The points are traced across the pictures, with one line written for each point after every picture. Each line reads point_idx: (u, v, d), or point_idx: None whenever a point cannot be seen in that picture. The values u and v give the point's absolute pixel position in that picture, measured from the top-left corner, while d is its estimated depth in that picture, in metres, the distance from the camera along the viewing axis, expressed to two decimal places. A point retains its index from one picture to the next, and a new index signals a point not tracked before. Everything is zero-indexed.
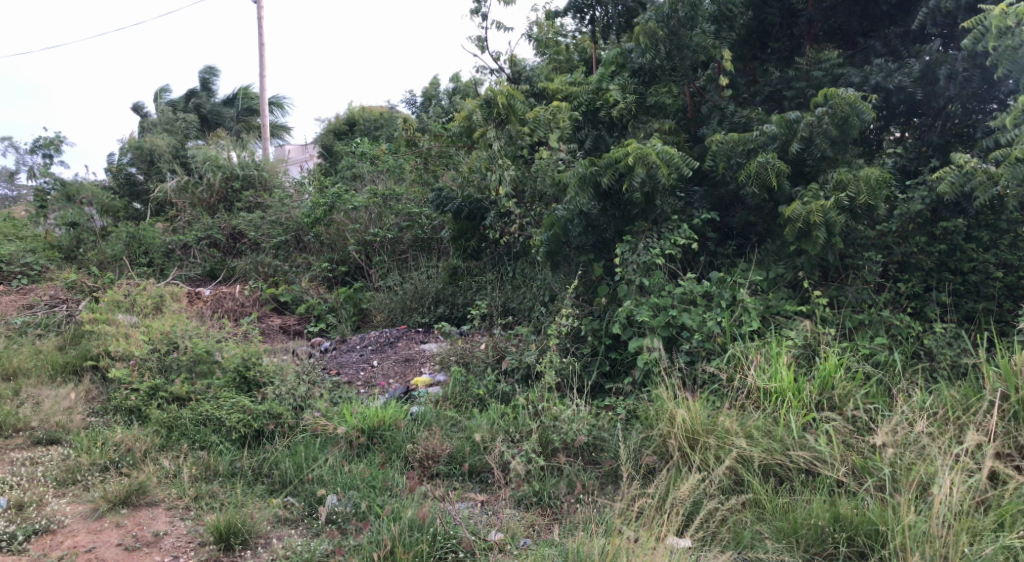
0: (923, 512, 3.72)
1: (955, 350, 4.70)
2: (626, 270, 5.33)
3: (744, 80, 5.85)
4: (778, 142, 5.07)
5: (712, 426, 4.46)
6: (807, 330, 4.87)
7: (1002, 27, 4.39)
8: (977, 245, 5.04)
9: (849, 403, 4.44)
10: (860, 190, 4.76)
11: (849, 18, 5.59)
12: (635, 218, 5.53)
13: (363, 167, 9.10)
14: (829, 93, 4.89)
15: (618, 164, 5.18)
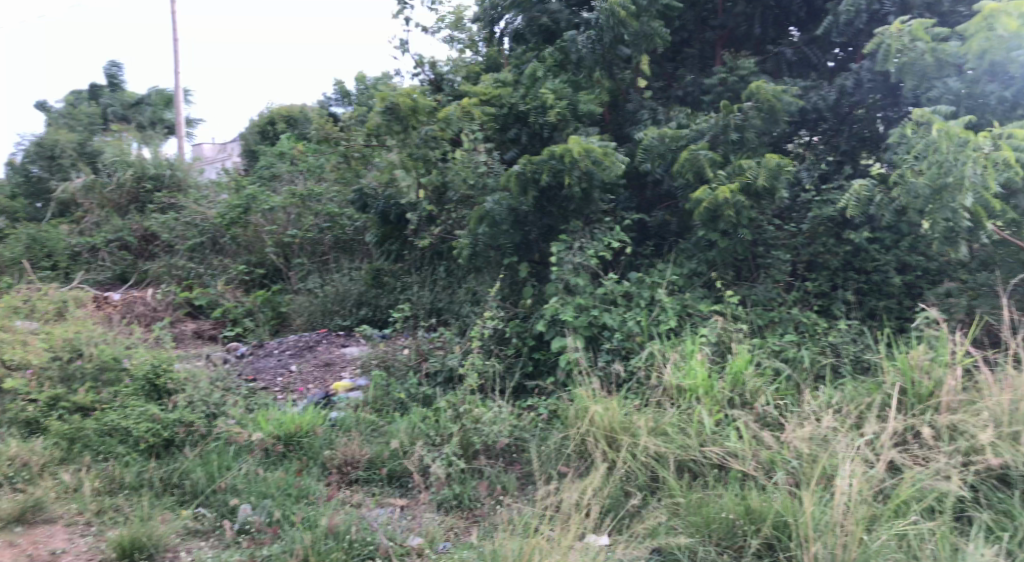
0: (826, 503, 3.85)
1: (858, 346, 4.88)
2: (562, 269, 5.28)
3: (659, 83, 5.93)
4: (707, 136, 5.15)
5: (629, 423, 4.53)
6: (721, 327, 4.99)
7: (899, 45, 4.70)
8: (880, 246, 5.19)
9: (759, 398, 4.57)
10: (759, 175, 4.84)
11: (760, 24, 5.72)
12: (569, 216, 5.51)
13: (282, 166, 8.88)
14: (756, 85, 4.97)
15: (555, 160, 5.11)
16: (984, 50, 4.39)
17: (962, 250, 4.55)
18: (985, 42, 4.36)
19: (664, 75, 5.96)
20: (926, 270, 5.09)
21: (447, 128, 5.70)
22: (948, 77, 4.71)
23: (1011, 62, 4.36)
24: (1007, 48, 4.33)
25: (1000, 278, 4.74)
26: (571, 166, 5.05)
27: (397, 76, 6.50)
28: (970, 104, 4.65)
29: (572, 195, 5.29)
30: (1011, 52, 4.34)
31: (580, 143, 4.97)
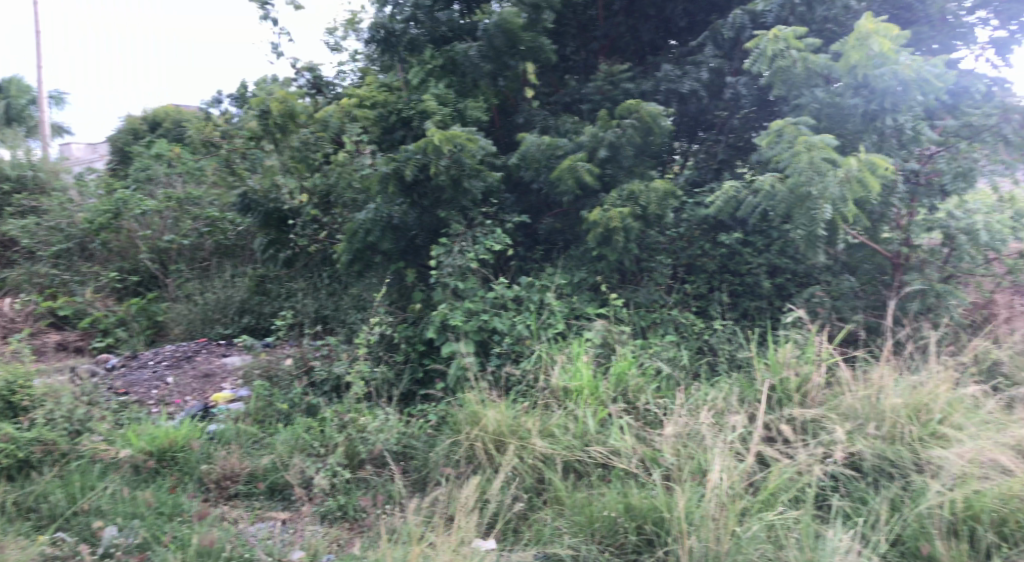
0: (698, 496, 4.00)
1: (733, 344, 5.08)
2: (442, 272, 5.26)
3: (546, 90, 5.98)
4: (584, 150, 5.16)
5: (516, 425, 4.56)
6: (605, 329, 5.09)
7: (778, 50, 4.71)
8: (753, 249, 5.47)
9: (641, 397, 4.70)
10: (651, 201, 4.97)
11: (641, 33, 5.90)
12: (447, 213, 5.44)
13: (158, 168, 8.44)
14: (634, 104, 5.03)
15: (420, 154, 5.12)
16: (854, 64, 4.53)
17: (820, 253, 4.78)
18: (859, 54, 4.49)
19: (551, 81, 5.99)
20: (796, 272, 5.32)
21: None
22: (816, 87, 4.82)
23: (874, 80, 4.50)
24: (872, 65, 4.49)
25: (857, 284, 5.07)
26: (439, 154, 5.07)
27: (274, 79, 6.28)
28: (832, 114, 4.77)
29: (442, 186, 5.18)
30: (876, 70, 4.49)
31: (441, 133, 4.99)
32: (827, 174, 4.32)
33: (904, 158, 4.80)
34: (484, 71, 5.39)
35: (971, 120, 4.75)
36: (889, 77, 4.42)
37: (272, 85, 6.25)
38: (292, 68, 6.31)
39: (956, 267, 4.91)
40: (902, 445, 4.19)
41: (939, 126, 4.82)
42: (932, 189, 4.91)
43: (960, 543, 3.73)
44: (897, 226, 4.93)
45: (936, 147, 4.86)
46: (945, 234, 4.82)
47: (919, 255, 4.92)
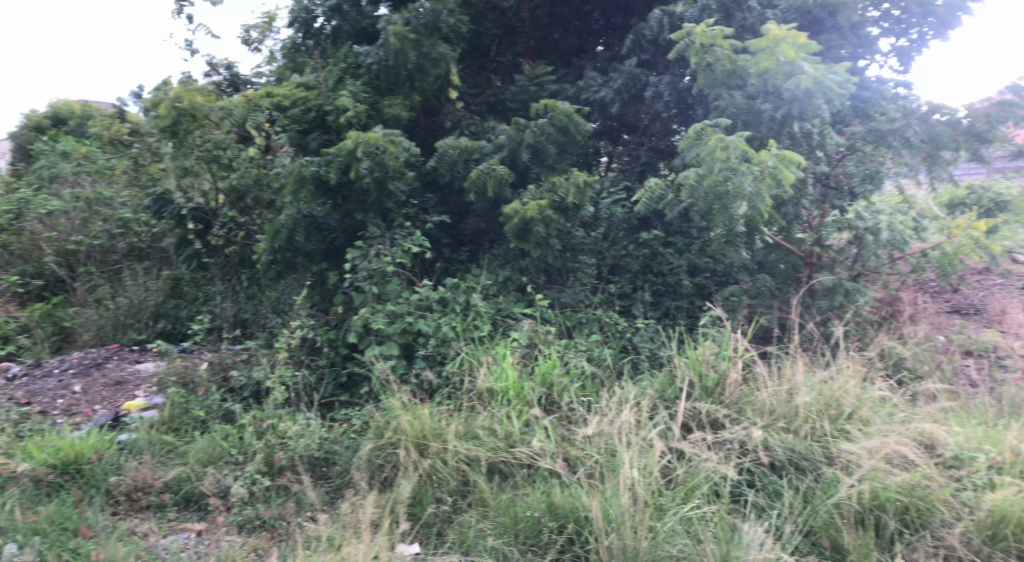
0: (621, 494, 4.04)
1: (655, 343, 5.17)
2: (356, 275, 5.21)
3: (473, 89, 5.97)
4: (504, 150, 5.19)
5: (441, 429, 4.52)
6: (531, 330, 5.10)
7: (705, 47, 4.70)
8: (674, 251, 5.59)
9: (565, 397, 4.72)
10: (569, 192, 4.98)
11: (564, 35, 5.94)
12: (366, 217, 5.36)
13: (64, 167, 8.06)
14: (549, 103, 5.07)
15: (341, 157, 5.01)
16: (763, 70, 4.59)
17: (737, 252, 4.91)
18: (765, 64, 4.57)
19: (477, 80, 5.98)
20: (713, 272, 5.51)
21: (231, 123, 5.37)
22: (732, 90, 4.87)
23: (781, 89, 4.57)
24: (781, 73, 4.56)
25: (773, 282, 5.24)
26: (358, 154, 4.93)
27: (187, 76, 6.07)
28: (747, 119, 4.83)
29: (366, 189, 5.11)
30: (785, 78, 4.56)
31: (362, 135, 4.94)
32: (745, 173, 4.37)
33: (814, 162, 4.91)
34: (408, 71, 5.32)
35: (877, 125, 4.99)
36: (794, 86, 4.48)
37: (186, 82, 6.04)
38: (207, 64, 6.11)
39: (864, 265, 5.14)
40: (813, 440, 4.33)
41: (848, 132, 5.05)
42: (841, 191, 5.03)
43: (866, 533, 3.88)
44: (810, 228, 5.04)
45: (845, 150, 5.00)
46: (855, 235, 5.01)
47: (829, 254, 5.10)
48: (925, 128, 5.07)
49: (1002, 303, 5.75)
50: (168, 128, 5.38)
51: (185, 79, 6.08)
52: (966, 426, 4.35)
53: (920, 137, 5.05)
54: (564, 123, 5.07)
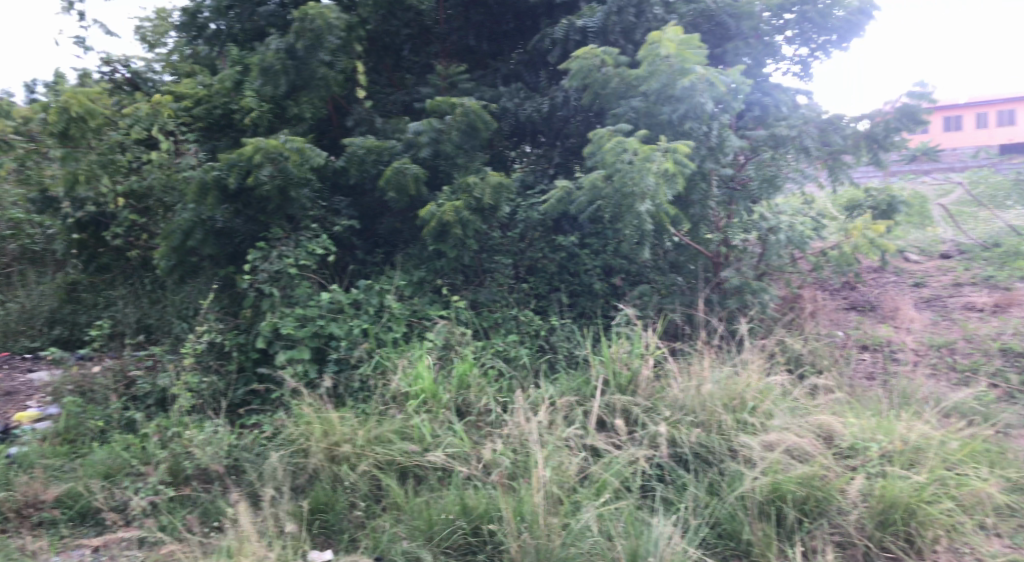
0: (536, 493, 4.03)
1: (571, 342, 5.23)
2: (256, 277, 5.06)
3: (387, 90, 5.93)
4: (411, 151, 5.14)
5: (352, 434, 4.44)
6: (446, 330, 5.09)
7: (590, 66, 4.85)
8: (590, 251, 5.67)
9: (482, 398, 4.70)
10: (485, 193, 4.96)
11: (478, 39, 5.94)
12: (269, 220, 5.27)
13: None
14: (450, 99, 5.05)
15: (243, 162, 4.85)
16: (653, 74, 4.62)
17: (646, 252, 5.03)
18: (654, 66, 4.60)
19: (390, 80, 5.97)
20: (628, 271, 5.61)
21: (140, 128, 5.27)
22: (632, 97, 4.91)
23: (673, 90, 4.62)
24: (672, 72, 4.57)
25: (684, 280, 5.38)
26: (262, 160, 4.78)
27: (82, 73, 5.79)
28: (650, 121, 4.90)
29: (268, 195, 5.01)
30: (676, 77, 4.58)
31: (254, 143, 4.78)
32: (647, 174, 4.42)
33: (720, 164, 5.02)
34: (315, 74, 5.19)
35: (777, 130, 5.14)
36: (683, 83, 4.51)
37: (80, 78, 5.76)
38: (104, 60, 5.85)
39: (767, 264, 5.38)
40: (716, 433, 4.46)
41: (751, 136, 5.19)
42: (747, 193, 5.18)
43: (769, 523, 4.00)
44: (717, 228, 5.19)
45: (747, 155, 5.20)
46: (759, 236, 5.26)
47: (735, 254, 5.30)
48: (821, 134, 5.29)
49: (895, 301, 6.04)
50: (59, 134, 5.16)
51: (80, 75, 5.81)
52: (860, 417, 4.52)
53: (820, 143, 5.27)
54: (472, 123, 5.06)
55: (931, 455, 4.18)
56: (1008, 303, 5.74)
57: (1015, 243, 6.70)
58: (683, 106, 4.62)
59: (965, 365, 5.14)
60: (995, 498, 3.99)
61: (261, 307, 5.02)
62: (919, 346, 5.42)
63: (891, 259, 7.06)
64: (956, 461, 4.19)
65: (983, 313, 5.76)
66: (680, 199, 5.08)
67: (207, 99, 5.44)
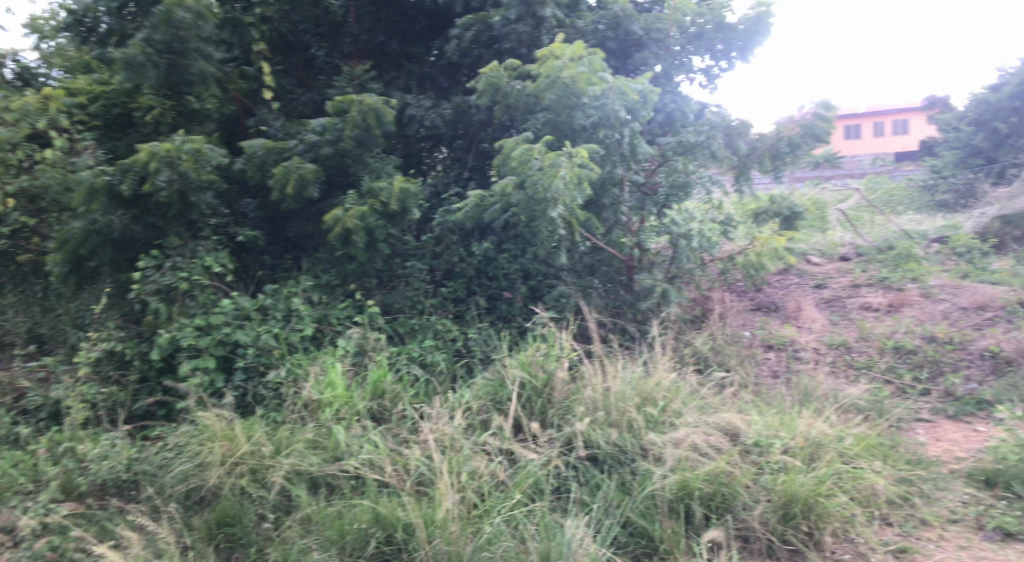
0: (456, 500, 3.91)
1: (487, 346, 5.24)
2: (143, 288, 4.86)
3: (298, 90, 5.81)
4: (313, 153, 5.08)
5: (259, 445, 4.28)
6: (359, 337, 5.02)
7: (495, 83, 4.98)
8: (508, 255, 5.73)
9: (396, 404, 4.67)
10: (392, 197, 4.94)
11: (389, 36, 5.90)
12: (168, 227, 5.09)
13: None
14: (347, 97, 4.99)
15: (136, 167, 4.70)
16: (557, 86, 4.71)
17: (561, 257, 5.14)
18: (555, 78, 4.70)
19: (301, 79, 5.86)
20: (545, 274, 5.67)
21: (28, 125, 5.08)
22: (538, 111, 5.04)
23: (570, 99, 4.79)
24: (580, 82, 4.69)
25: (596, 282, 5.53)
26: (159, 166, 4.61)
27: None
28: (562, 129, 4.96)
29: (168, 201, 4.86)
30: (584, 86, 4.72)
31: (148, 148, 4.62)
32: (554, 178, 4.46)
33: (633, 171, 5.18)
34: (191, 69, 4.91)
35: (685, 137, 5.27)
36: (595, 91, 4.69)
37: None
38: None
39: (678, 268, 5.52)
40: (628, 432, 4.52)
41: (661, 143, 5.34)
42: (657, 199, 5.36)
43: (678, 521, 4.05)
44: (630, 232, 5.31)
45: (657, 162, 5.33)
46: (671, 240, 5.44)
47: (649, 257, 5.44)
48: (728, 140, 5.49)
49: (797, 302, 6.55)
50: None
51: None
52: (764, 416, 4.67)
53: (728, 150, 5.48)
54: (369, 121, 5.01)
55: (830, 450, 4.32)
56: (900, 303, 6.30)
57: (904, 246, 7.45)
58: (595, 113, 4.79)
59: (860, 362, 5.58)
60: (887, 491, 4.16)
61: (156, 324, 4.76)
62: (818, 344, 5.83)
63: (798, 262, 7.69)
64: (852, 455, 4.36)
65: (878, 312, 6.28)
66: (592, 204, 5.19)
67: (103, 97, 5.28)
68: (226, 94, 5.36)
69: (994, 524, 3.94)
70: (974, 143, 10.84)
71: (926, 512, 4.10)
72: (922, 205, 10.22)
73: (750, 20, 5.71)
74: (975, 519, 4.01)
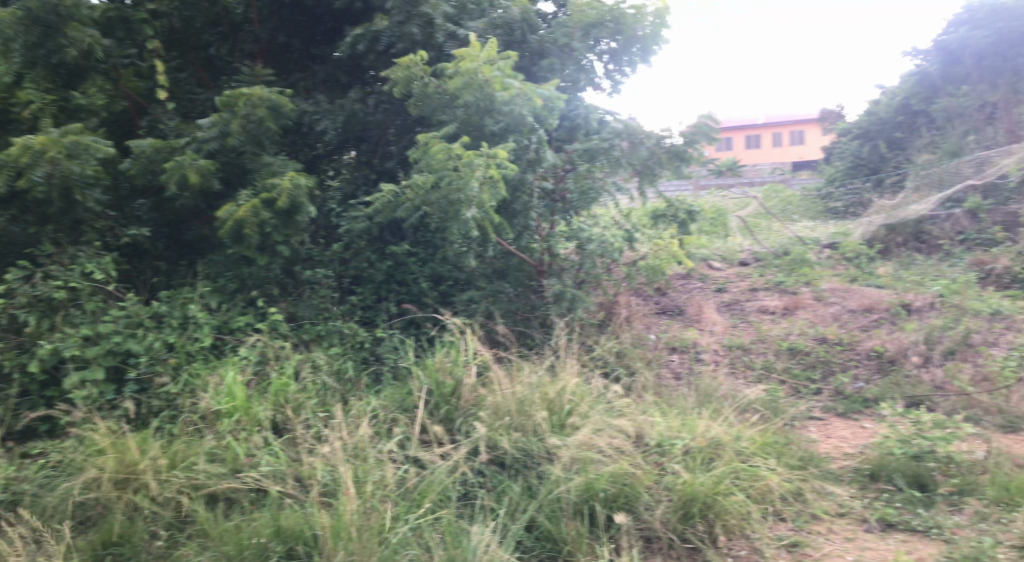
0: (359, 509, 3.83)
1: (396, 353, 5.19)
2: (10, 301, 4.55)
3: (197, 88, 5.65)
4: (201, 148, 4.97)
5: (152, 461, 4.07)
6: (262, 345, 4.88)
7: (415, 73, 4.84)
8: (417, 259, 5.78)
9: (300, 414, 4.51)
10: (281, 194, 4.76)
11: (290, 36, 5.86)
12: (46, 225, 4.90)
13: None
14: (236, 91, 4.88)
15: (13, 162, 4.42)
16: (467, 88, 4.67)
17: (471, 259, 5.11)
18: (471, 80, 4.65)
19: (201, 77, 5.74)
20: (456, 279, 5.71)
21: None
22: (456, 108, 4.91)
23: (488, 101, 4.73)
24: (490, 85, 4.67)
25: (507, 287, 5.59)
26: (34, 161, 4.41)
27: None
28: (473, 133, 4.94)
29: (48, 199, 4.65)
30: (495, 89, 4.69)
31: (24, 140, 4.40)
32: (468, 181, 4.45)
33: (540, 177, 5.28)
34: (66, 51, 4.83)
35: (591, 144, 5.41)
36: (503, 96, 4.66)
37: None
38: None
39: (586, 273, 5.64)
40: (535, 436, 4.53)
41: (568, 151, 5.43)
42: (566, 205, 5.43)
43: (582, 523, 4.06)
44: (540, 237, 5.47)
45: (565, 167, 5.41)
46: (579, 245, 5.55)
47: (559, 262, 5.57)
48: (634, 149, 5.64)
49: (699, 305, 6.77)
50: None
51: None
52: (667, 417, 4.79)
53: (631, 157, 5.63)
54: (260, 115, 4.97)
55: (728, 449, 4.45)
56: (795, 306, 6.62)
57: (798, 251, 7.83)
58: (505, 120, 4.80)
59: (758, 363, 5.81)
60: (780, 488, 4.30)
61: (35, 334, 4.51)
62: (718, 346, 6.05)
63: (698, 266, 7.96)
64: (748, 454, 4.50)
65: (774, 314, 6.59)
66: (505, 208, 5.22)
67: None
68: (116, 90, 5.19)
69: (877, 516, 4.13)
70: (862, 155, 11.69)
71: (816, 507, 4.28)
72: (816, 212, 10.78)
73: (652, 21, 5.80)
74: (860, 512, 4.20)
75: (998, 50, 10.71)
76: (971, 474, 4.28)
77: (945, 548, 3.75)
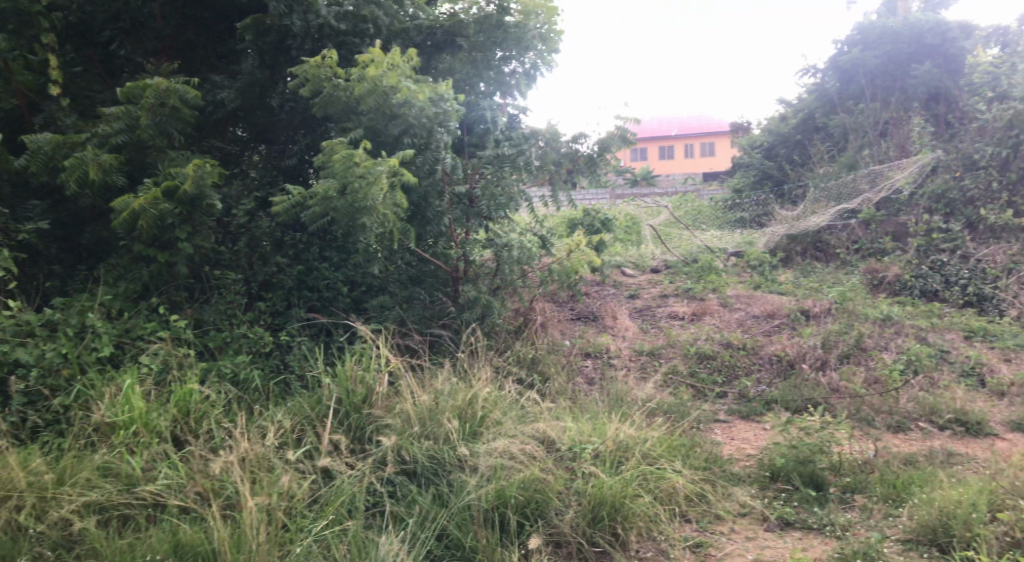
0: (260, 523, 3.68)
1: (305, 362, 5.11)
2: None
3: (99, 85, 5.51)
4: (102, 142, 4.77)
5: (39, 478, 3.85)
6: (164, 352, 4.68)
7: (326, 74, 4.72)
8: (329, 264, 5.81)
9: (202, 425, 4.35)
10: (185, 181, 4.66)
11: (197, 34, 5.78)
12: None
13: None
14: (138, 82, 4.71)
15: None
16: (364, 93, 4.62)
17: (375, 268, 5.18)
18: (371, 84, 4.60)
19: (103, 75, 5.61)
20: (369, 287, 5.76)
21: None
22: (358, 112, 4.86)
23: (389, 107, 4.70)
24: (382, 93, 4.64)
25: (421, 291, 5.64)
26: None
27: None
28: (376, 137, 4.96)
29: None
30: (390, 93, 4.65)
31: None
32: (373, 186, 4.39)
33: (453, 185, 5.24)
34: None
35: (501, 151, 5.52)
36: (396, 99, 4.61)
37: None
38: None
39: (501, 279, 5.74)
40: (446, 444, 4.49)
41: (476, 157, 5.51)
42: (475, 211, 5.39)
43: (492, 531, 4.02)
44: (455, 244, 5.42)
45: (477, 174, 5.45)
46: (494, 252, 5.61)
47: (474, 268, 5.61)
48: (544, 154, 5.74)
49: (612, 311, 6.92)
50: None
51: None
52: (578, 422, 4.87)
53: (541, 162, 5.72)
54: (168, 106, 4.82)
55: (636, 452, 4.54)
56: (702, 312, 6.85)
57: (706, 259, 8.14)
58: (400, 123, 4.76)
59: (667, 367, 5.99)
60: (686, 490, 4.40)
61: None
62: (630, 352, 6.20)
63: (612, 272, 8.14)
64: (655, 456, 4.61)
65: (683, 320, 6.81)
66: (417, 216, 5.23)
67: None
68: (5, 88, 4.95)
69: (776, 514, 4.27)
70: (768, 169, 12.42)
71: (720, 507, 4.39)
72: (725, 221, 11.20)
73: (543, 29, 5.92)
74: (761, 511, 4.34)
75: (886, 68, 11.21)
76: (862, 473, 4.50)
77: (837, 544, 3.89)
